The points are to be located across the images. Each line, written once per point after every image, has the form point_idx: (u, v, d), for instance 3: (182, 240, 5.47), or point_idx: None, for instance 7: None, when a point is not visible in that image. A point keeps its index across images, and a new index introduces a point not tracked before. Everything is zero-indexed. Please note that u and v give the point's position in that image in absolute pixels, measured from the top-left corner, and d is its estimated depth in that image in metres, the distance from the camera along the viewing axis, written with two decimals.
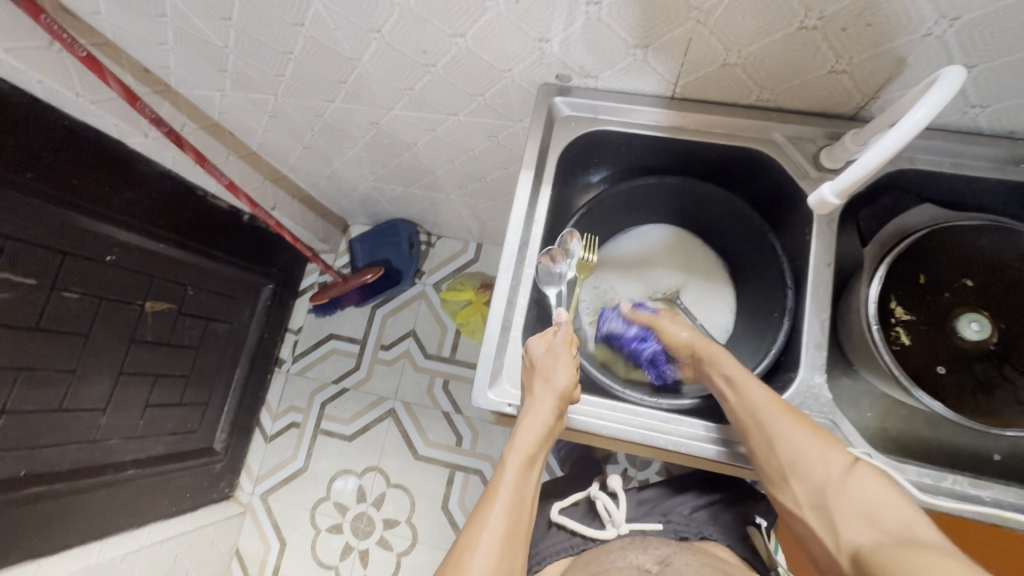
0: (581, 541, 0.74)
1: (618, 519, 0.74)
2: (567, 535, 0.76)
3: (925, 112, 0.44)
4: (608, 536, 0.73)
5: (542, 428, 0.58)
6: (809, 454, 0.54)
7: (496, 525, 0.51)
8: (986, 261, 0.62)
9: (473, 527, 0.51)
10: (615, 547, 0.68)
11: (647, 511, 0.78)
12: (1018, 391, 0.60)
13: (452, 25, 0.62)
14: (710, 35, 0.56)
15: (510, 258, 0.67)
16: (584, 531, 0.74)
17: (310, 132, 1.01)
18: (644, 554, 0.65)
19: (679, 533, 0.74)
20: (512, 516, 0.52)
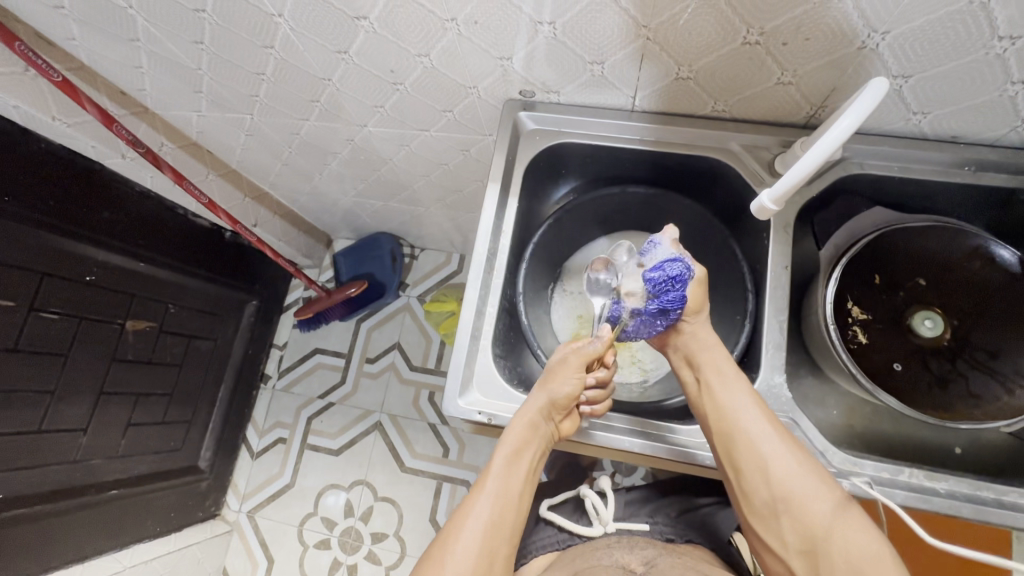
0: (567, 537, 0.74)
1: (606, 517, 0.73)
2: (554, 530, 0.76)
3: (850, 121, 0.48)
4: (594, 533, 0.73)
5: (526, 423, 0.60)
6: (780, 460, 0.54)
7: (481, 514, 0.55)
8: (937, 260, 0.65)
9: (459, 517, 0.56)
10: (601, 545, 0.68)
11: (633, 512, 0.78)
12: (971, 385, 0.62)
13: (417, 46, 0.65)
14: (660, 51, 0.58)
15: (478, 269, 0.69)
16: (571, 527, 0.74)
17: (288, 149, 1.03)
18: (629, 554, 0.64)
19: (665, 533, 0.73)
20: (495, 509, 0.56)
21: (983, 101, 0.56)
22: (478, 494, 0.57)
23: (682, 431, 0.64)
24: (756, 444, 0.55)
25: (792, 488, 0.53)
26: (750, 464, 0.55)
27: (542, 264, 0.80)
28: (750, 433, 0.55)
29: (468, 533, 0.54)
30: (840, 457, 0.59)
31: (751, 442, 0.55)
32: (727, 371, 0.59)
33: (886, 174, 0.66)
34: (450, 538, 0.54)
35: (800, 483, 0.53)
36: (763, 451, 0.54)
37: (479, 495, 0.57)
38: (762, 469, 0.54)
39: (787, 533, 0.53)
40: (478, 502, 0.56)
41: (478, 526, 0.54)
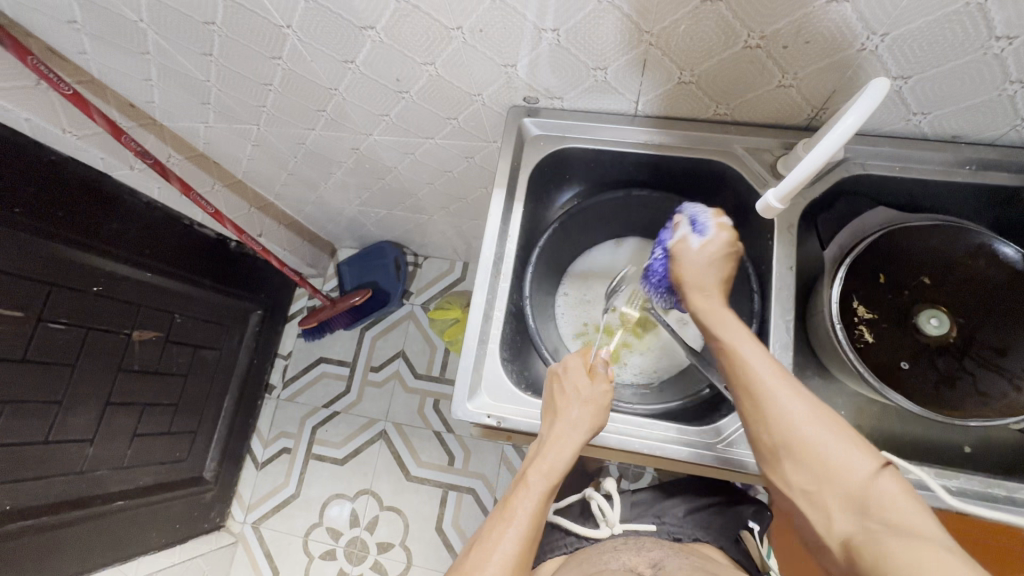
0: (575, 540, 0.74)
1: (613, 519, 0.73)
2: (562, 534, 0.75)
3: (854, 119, 0.49)
4: (602, 535, 0.73)
5: (562, 458, 0.57)
6: (809, 423, 0.47)
7: (509, 548, 0.51)
8: (942, 259, 0.65)
9: (482, 551, 0.52)
10: (609, 547, 0.68)
11: (641, 514, 0.78)
12: (978, 382, 0.62)
13: (422, 53, 0.66)
14: (663, 55, 0.59)
15: (485, 273, 0.69)
16: (577, 530, 0.74)
17: (294, 159, 1.04)
18: (638, 556, 0.64)
19: (672, 533, 0.74)
20: (525, 543, 0.52)
21: (982, 101, 0.57)
22: (506, 526, 0.53)
23: (690, 433, 0.64)
24: (781, 404, 0.48)
25: (801, 432, 0.47)
26: (755, 411, 0.50)
27: (548, 268, 0.80)
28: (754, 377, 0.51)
29: (492, 567, 0.50)
30: None
31: (755, 386, 0.50)
32: (734, 327, 0.54)
33: (888, 175, 0.66)
34: (471, 572, 0.50)
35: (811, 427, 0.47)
36: (773, 402, 0.49)
37: (508, 527, 0.53)
38: (768, 415, 0.49)
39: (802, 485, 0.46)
40: (505, 535, 0.52)
41: (504, 559, 0.51)
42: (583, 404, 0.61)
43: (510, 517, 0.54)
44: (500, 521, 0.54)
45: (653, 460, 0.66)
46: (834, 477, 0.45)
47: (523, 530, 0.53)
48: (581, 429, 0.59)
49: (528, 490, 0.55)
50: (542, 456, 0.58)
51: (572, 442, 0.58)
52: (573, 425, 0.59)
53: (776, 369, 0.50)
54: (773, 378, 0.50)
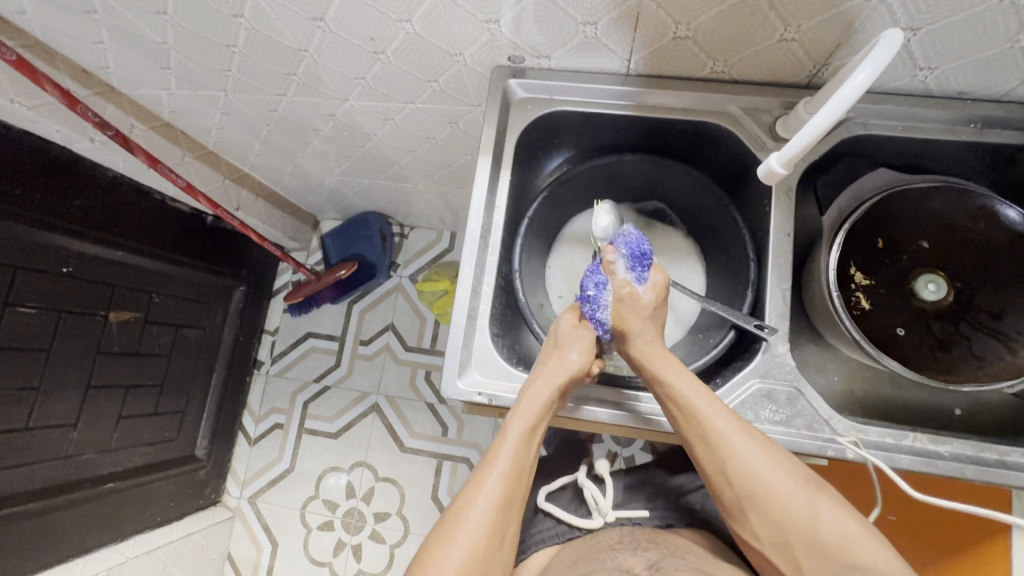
0: (567, 529, 0.73)
1: (605, 507, 0.73)
2: (553, 523, 0.75)
3: (864, 76, 0.45)
4: (594, 525, 0.72)
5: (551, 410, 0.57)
6: (760, 468, 0.51)
7: (492, 490, 0.52)
8: (944, 222, 0.63)
9: (468, 495, 0.52)
10: (604, 546, 0.65)
11: (632, 500, 0.77)
12: (973, 345, 0.61)
13: (397, 9, 0.60)
14: (658, 8, 0.55)
15: (472, 246, 0.66)
16: (570, 520, 0.73)
17: (267, 128, 0.99)
18: (633, 556, 0.62)
19: (664, 519, 0.73)
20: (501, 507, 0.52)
21: (991, 54, 0.54)
22: (490, 469, 0.53)
23: None
24: (733, 454, 0.52)
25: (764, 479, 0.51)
26: (713, 462, 0.53)
27: (538, 238, 0.76)
28: (713, 432, 0.53)
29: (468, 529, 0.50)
30: (845, 423, 0.58)
31: (712, 443, 0.53)
32: (677, 371, 0.57)
33: (890, 135, 0.64)
34: (461, 515, 0.51)
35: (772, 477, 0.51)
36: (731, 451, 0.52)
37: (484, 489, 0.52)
38: (723, 465, 0.52)
39: (760, 530, 0.52)
40: (489, 479, 0.52)
41: (487, 502, 0.51)
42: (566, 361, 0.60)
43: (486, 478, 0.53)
44: (485, 464, 0.54)
45: (648, 433, 0.65)
46: (796, 522, 0.50)
47: (506, 470, 0.53)
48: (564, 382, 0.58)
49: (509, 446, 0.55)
50: (523, 401, 0.57)
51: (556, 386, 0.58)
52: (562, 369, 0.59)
53: (716, 403, 0.55)
54: (725, 422, 0.53)
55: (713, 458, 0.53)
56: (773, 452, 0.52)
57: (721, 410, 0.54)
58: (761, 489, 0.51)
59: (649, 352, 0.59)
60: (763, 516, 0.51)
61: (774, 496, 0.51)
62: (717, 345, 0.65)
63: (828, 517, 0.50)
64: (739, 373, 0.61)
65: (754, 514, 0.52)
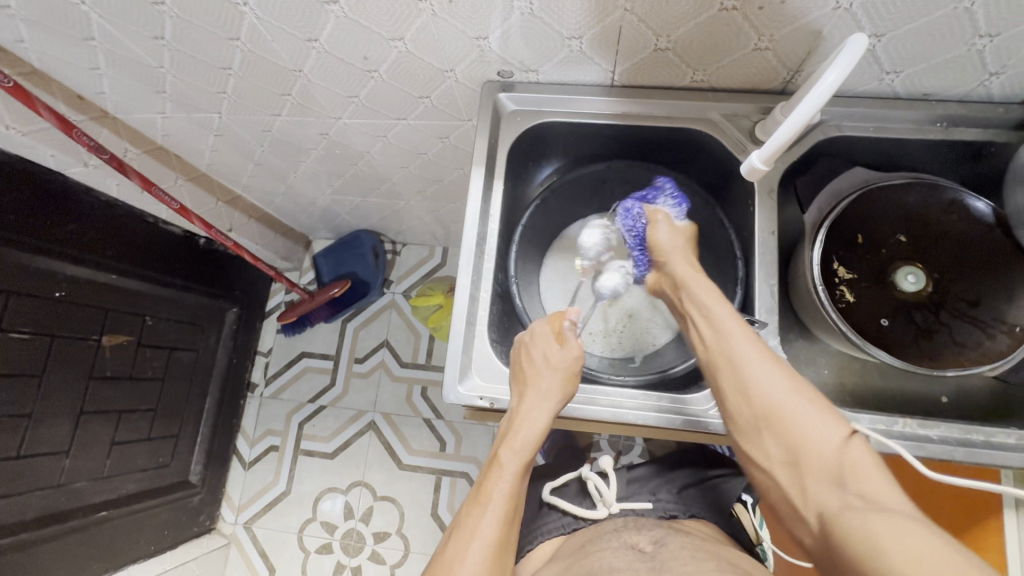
0: (572, 520, 0.73)
1: (609, 498, 0.73)
2: (559, 514, 0.75)
3: (835, 76, 0.48)
4: (599, 516, 0.72)
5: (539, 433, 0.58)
6: (775, 390, 0.52)
7: (488, 532, 0.52)
8: (917, 216, 0.66)
9: (461, 540, 0.53)
10: (610, 528, 0.67)
11: (636, 491, 0.76)
12: (954, 333, 0.64)
13: (389, 28, 0.63)
14: (639, 21, 0.58)
15: (469, 253, 0.67)
16: (575, 511, 0.73)
17: (260, 148, 1.00)
18: (638, 534, 0.64)
19: (668, 510, 0.72)
20: (500, 533, 0.53)
21: (952, 56, 0.58)
22: (482, 511, 0.54)
23: (679, 400, 0.64)
24: (749, 373, 0.53)
25: (779, 403, 0.51)
26: (732, 382, 0.54)
27: (532, 246, 0.78)
28: (733, 351, 0.55)
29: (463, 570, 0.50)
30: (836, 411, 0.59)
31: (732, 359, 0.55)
32: (711, 297, 0.59)
33: (862, 136, 0.67)
34: (454, 563, 0.51)
35: (788, 395, 0.51)
36: (750, 368, 0.53)
37: (478, 527, 0.53)
38: (742, 384, 0.53)
39: (771, 447, 0.51)
40: (483, 521, 0.53)
41: (484, 544, 0.52)
42: (553, 373, 0.60)
43: (480, 519, 0.54)
44: (476, 507, 0.55)
45: (646, 432, 0.66)
46: (812, 450, 0.48)
47: (501, 513, 0.54)
48: (550, 398, 0.60)
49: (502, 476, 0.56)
50: (512, 434, 0.58)
51: (543, 413, 0.59)
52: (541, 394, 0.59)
53: (743, 329, 0.56)
54: (742, 343, 0.55)
55: (733, 378, 0.54)
56: (790, 377, 0.53)
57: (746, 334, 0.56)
58: (775, 408, 0.51)
59: (685, 272, 0.63)
60: (775, 435, 0.51)
61: (790, 418, 0.50)
62: None
63: (837, 443, 0.48)
64: None
65: (766, 434, 0.51)
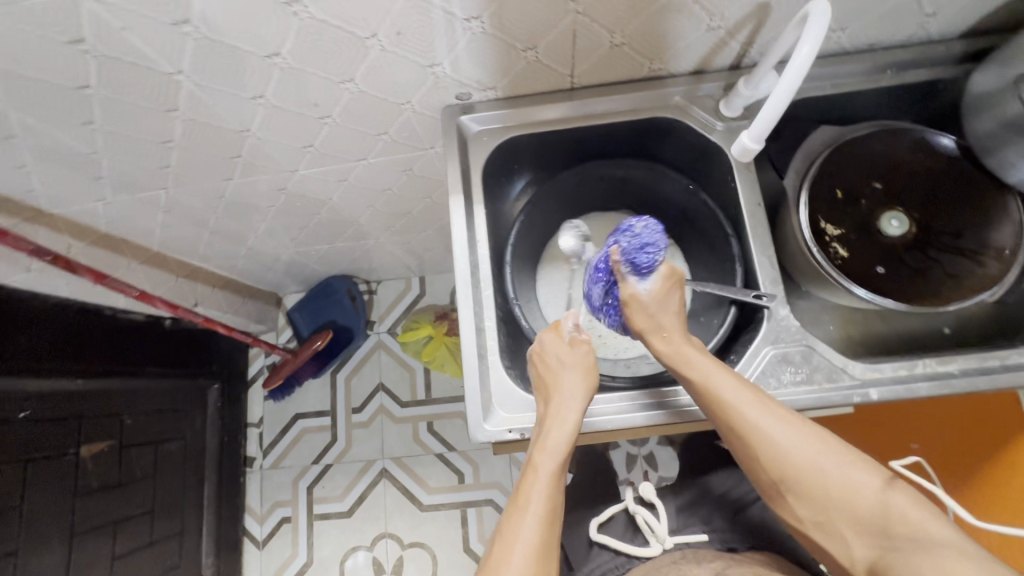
0: (626, 560, 0.72)
1: (662, 533, 0.72)
2: (610, 554, 0.74)
3: (808, 48, 0.49)
4: (654, 553, 0.71)
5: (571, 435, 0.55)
6: (797, 457, 0.50)
7: (530, 536, 0.48)
8: (888, 163, 0.69)
9: (504, 545, 0.48)
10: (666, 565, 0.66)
11: (688, 521, 0.75)
12: (946, 267, 0.65)
13: (338, 71, 0.60)
14: (592, 22, 0.57)
15: (466, 285, 0.65)
16: (627, 550, 0.72)
17: (214, 215, 0.95)
18: (699, 568, 0.63)
19: (725, 542, 0.71)
20: (544, 527, 0.49)
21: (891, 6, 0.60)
22: (523, 513, 0.50)
23: None
24: (764, 445, 0.51)
25: (806, 467, 0.50)
26: (747, 451, 0.52)
27: (525, 263, 0.77)
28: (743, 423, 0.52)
29: None
30: (860, 366, 0.60)
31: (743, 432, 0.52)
32: (700, 363, 0.56)
33: (820, 95, 0.69)
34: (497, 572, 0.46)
35: (811, 459, 0.50)
36: (764, 439, 0.51)
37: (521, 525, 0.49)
38: (758, 455, 0.51)
39: (801, 511, 0.51)
40: (523, 524, 0.49)
41: (526, 549, 0.47)
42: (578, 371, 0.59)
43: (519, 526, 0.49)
44: (516, 509, 0.51)
45: (680, 426, 0.65)
46: (855, 507, 0.48)
47: (541, 514, 0.50)
48: (576, 395, 0.58)
49: (539, 476, 0.52)
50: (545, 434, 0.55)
51: (574, 413, 0.56)
52: (568, 393, 0.57)
53: (748, 394, 0.53)
54: (751, 412, 0.52)
55: (748, 448, 0.52)
56: (809, 435, 0.51)
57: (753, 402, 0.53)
58: (798, 473, 0.50)
59: (671, 351, 0.58)
60: (805, 500, 0.50)
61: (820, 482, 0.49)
62: (723, 324, 0.66)
63: (871, 495, 0.48)
64: (751, 343, 0.62)
65: (789, 496, 0.51)
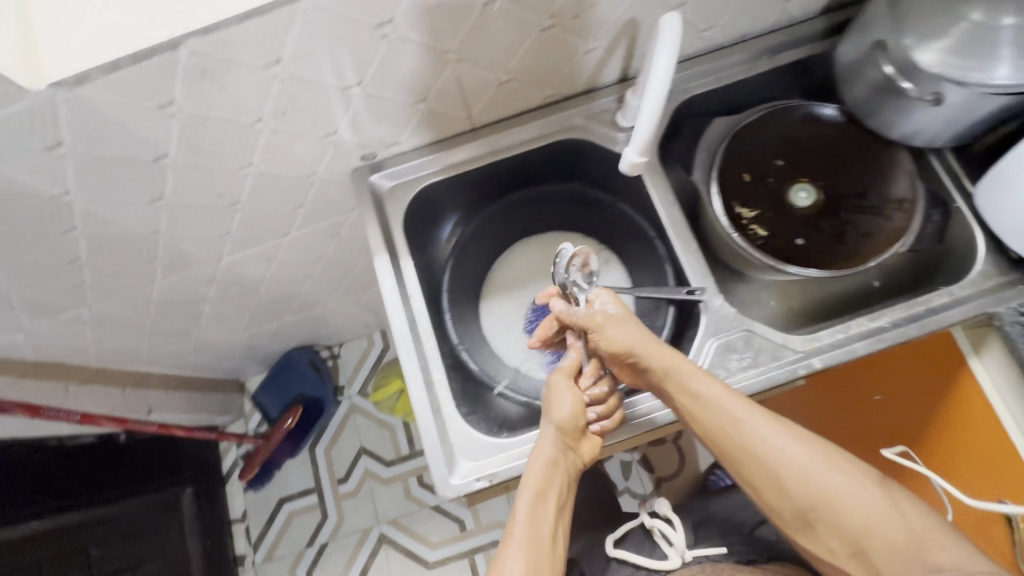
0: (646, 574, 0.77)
1: (678, 544, 0.76)
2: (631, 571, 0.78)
3: (667, 57, 0.51)
4: (673, 564, 0.75)
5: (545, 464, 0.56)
6: (807, 476, 0.53)
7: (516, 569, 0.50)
8: (784, 140, 0.72)
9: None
10: None
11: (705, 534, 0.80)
12: (859, 227, 0.68)
13: (234, 159, 0.60)
14: (473, 67, 0.59)
15: (405, 342, 0.63)
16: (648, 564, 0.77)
17: (147, 319, 0.92)
18: None
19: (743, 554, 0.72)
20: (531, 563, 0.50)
21: None
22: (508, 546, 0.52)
23: None
24: (775, 467, 0.54)
25: (820, 488, 0.53)
26: (758, 473, 0.55)
27: (463, 305, 0.75)
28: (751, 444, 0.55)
29: None
30: (799, 339, 0.61)
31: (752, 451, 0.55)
32: (704, 382, 0.56)
33: (708, 90, 0.72)
34: None
35: (822, 481, 0.53)
36: (772, 459, 0.54)
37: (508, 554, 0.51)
38: (771, 477, 0.54)
39: (830, 540, 0.53)
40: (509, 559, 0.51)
41: None
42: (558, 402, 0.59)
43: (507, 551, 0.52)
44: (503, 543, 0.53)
45: (646, 435, 0.65)
46: (875, 527, 0.51)
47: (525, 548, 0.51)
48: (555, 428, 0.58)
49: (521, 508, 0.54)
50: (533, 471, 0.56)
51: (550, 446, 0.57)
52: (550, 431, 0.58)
53: (752, 412, 0.56)
54: (757, 436, 0.55)
55: (758, 469, 0.55)
56: (817, 456, 0.54)
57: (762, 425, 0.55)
58: (815, 495, 0.53)
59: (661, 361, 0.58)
60: (826, 524, 0.53)
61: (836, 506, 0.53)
62: (666, 323, 0.69)
63: (887, 519, 0.51)
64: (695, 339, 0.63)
65: (820, 526, 0.53)
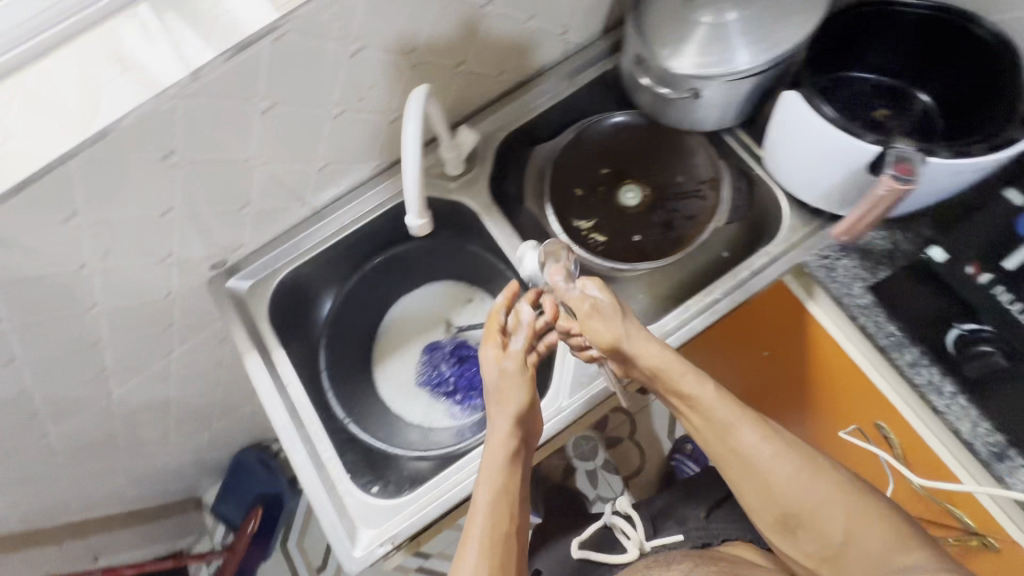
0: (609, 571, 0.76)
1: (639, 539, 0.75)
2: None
3: (412, 125, 0.55)
4: (632, 558, 0.74)
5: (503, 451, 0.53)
6: (798, 484, 0.53)
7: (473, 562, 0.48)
8: (604, 151, 0.78)
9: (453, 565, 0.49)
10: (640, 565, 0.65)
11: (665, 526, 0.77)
12: (684, 212, 0.74)
13: (75, 302, 0.62)
14: (283, 163, 0.63)
15: (288, 432, 0.66)
16: (609, 561, 0.75)
17: (59, 468, 0.91)
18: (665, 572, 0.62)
19: (700, 537, 0.72)
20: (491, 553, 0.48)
21: (524, 42, 0.71)
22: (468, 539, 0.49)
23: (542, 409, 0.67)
24: (764, 473, 0.54)
25: (807, 497, 0.52)
26: (748, 478, 0.55)
27: (353, 377, 0.77)
28: (747, 451, 0.54)
29: None
30: None
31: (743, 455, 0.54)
32: (699, 388, 0.56)
33: (524, 123, 0.78)
34: None
35: (816, 492, 0.52)
36: (764, 467, 0.54)
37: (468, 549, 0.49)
38: (761, 480, 0.54)
39: (806, 543, 0.54)
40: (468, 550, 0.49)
41: None
42: (505, 376, 0.56)
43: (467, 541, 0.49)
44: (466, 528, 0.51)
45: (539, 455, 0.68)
46: (855, 538, 0.51)
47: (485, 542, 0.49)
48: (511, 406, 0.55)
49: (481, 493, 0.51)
50: (491, 450, 0.54)
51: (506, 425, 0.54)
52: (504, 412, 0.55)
53: (751, 422, 0.54)
54: (757, 448, 0.54)
55: (747, 475, 0.54)
56: (817, 470, 0.53)
57: (765, 438, 0.54)
58: (802, 501, 0.53)
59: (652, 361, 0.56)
60: (806, 530, 0.53)
61: (819, 514, 0.52)
62: None
63: (869, 535, 0.51)
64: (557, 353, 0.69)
65: (798, 531, 0.54)
